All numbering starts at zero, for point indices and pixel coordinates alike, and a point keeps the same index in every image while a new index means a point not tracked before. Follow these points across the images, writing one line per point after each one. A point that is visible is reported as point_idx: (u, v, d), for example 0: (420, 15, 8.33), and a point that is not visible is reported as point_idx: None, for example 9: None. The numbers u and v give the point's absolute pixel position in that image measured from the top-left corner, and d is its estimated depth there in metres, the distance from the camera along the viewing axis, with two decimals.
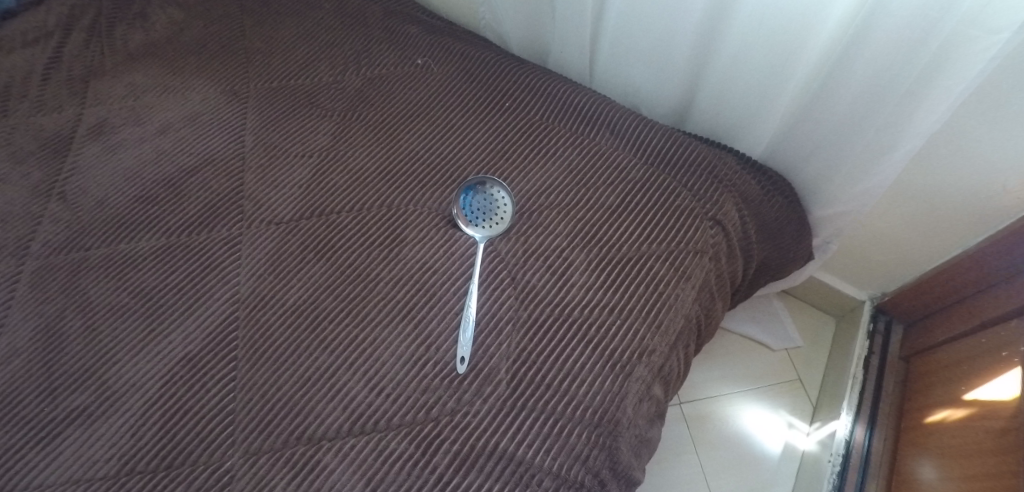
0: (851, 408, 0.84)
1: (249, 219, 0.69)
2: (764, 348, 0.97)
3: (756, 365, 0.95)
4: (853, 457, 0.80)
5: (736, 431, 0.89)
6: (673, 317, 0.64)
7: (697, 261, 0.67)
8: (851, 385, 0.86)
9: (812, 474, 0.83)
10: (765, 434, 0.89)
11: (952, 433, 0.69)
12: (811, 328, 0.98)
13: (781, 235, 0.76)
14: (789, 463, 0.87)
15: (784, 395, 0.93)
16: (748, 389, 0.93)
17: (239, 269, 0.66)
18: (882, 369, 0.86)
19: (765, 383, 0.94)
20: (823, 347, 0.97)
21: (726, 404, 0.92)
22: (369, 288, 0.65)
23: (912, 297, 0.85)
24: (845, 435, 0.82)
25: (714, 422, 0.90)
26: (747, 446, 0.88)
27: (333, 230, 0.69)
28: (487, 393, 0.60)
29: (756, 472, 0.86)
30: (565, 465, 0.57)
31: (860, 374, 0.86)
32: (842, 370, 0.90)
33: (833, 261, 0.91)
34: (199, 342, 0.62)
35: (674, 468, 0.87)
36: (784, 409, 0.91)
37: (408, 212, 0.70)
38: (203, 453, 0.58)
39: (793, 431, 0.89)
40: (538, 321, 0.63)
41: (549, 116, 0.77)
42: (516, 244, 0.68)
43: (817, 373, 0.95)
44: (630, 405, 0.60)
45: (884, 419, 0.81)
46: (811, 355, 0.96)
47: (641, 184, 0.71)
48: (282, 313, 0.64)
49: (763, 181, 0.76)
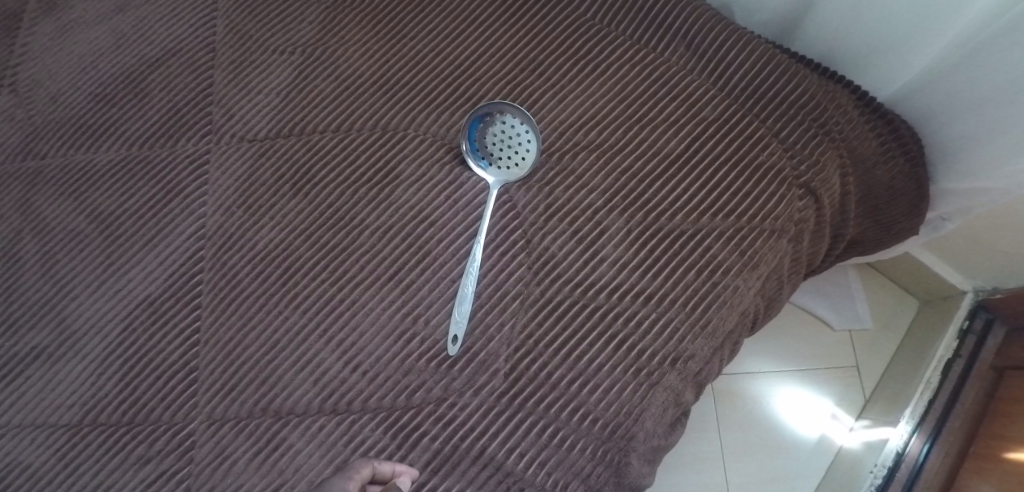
0: (911, 418, 0.71)
1: (218, 132, 0.59)
2: (824, 325, 0.83)
3: (808, 343, 0.82)
4: (900, 471, 0.69)
5: (769, 415, 0.79)
6: (724, 315, 0.51)
7: (773, 243, 0.51)
8: (920, 390, 0.72)
9: (844, 478, 0.73)
10: (800, 422, 0.79)
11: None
12: (886, 307, 0.83)
13: (886, 207, 0.59)
14: (822, 456, 0.77)
15: (836, 382, 0.80)
16: (793, 368, 0.81)
17: (205, 197, 0.57)
18: (965, 376, 0.70)
19: (815, 365, 0.81)
20: (897, 332, 0.81)
21: (764, 383, 0.81)
22: (353, 236, 0.54)
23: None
24: (897, 445, 0.71)
25: (745, 401, 0.80)
26: (778, 433, 0.78)
27: (315, 156, 0.57)
28: (480, 384, 0.50)
29: (781, 460, 0.77)
30: (560, 481, 0.49)
31: (935, 380, 0.72)
32: (915, 369, 0.75)
33: (940, 239, 0.72)
34: (161, 284, 0.55)
35: (690, 444, 0.79)
36: (831, 397, 0.80)
37: (406, 139, 0.57)
38: (164, 412, 0.52)
39: (834, 423, 0.78)
40: (552, 303, 0.51)
41: (599, 16, 0.58)
42: (537, 194, 0.54)
43: (881, 361, 0.81)
44: (650, 418, 0.50)
45: (951, 436, 0.68)
46: (878, 341, 0.81)
47: (715, 127, 0.54)
48: (253, 259, 0.54)
49: (884, 132, 0.56)
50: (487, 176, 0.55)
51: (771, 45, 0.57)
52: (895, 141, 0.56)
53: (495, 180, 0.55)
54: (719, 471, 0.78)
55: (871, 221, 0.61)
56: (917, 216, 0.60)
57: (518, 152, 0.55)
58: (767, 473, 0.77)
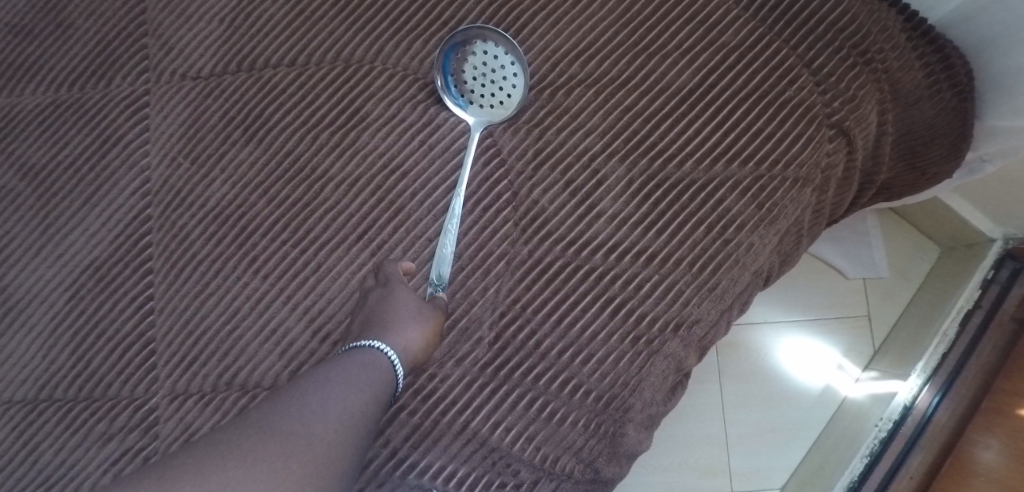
0: (923, 372, 0.68)
1: (157, 69, 0.51)
2: (836, 273, 0.77)
3: (818, 291, 0.76)
4: (905, 426, 0.65)
5: (772, 366, 0.75)
6: (736, 275, 0.45)
7: (796, 194, 0.45)
8: (936, 343, 0.68)
9: (848, 431, 0.70)
10: (804, 373, 0.75)
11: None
12: (904, 252, 0.76)
13: (924, 149, 0.52)
14: (824, 407, 0.74)
15: (844, 333, 0.76)
16: (800, 319, 0.76)
17: (148, 146, 0.50)
18: (983, 328, 0.65)
19: (823, 314, 0.76)
20: (914, 278, 0.75)
21: (768, 334, 0.76)
22: (316, 189, 0.48)
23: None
24: (906, 400, 0.67)
25: (748, 352, 0.76)
26: (781, 384, 0.75)
27: (269, 95, 0.49)
28: (462, 354, 0.46)
29: (784, 411, 0.75)
30: (550, 456, 0.45)
31: (951, 332, 0.67)
32: (931, 319, 0.70)
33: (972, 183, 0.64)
34: (107, 246, 0.49)
35: (689, 395, 0.76)
36: (837, 348, 0.75)
37: (372, 72, 0.49)
38: (123, 386, 0.47)
39: (839, 373, 0.75)
40: (542, 264, 0.46)
41: None
42: (525, 139, 0.47)
43: (895, 309, 0.75)
44: (650, 387, 0.45)
45: (961, 389, 0.63)
46: (893, 289, 0.76)
47: (732, 56, 0.46)
48: (206, 217, 0.48)
49: (931, 62, 0.47)
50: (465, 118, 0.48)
51: None
52: (943, 73, 0.47)
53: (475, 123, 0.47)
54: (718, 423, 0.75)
55: (903, 165, 0.54)
56: (961, 152, 0.52)
57: (501, 89, 0.48)
58: (767, 424, 0.75)
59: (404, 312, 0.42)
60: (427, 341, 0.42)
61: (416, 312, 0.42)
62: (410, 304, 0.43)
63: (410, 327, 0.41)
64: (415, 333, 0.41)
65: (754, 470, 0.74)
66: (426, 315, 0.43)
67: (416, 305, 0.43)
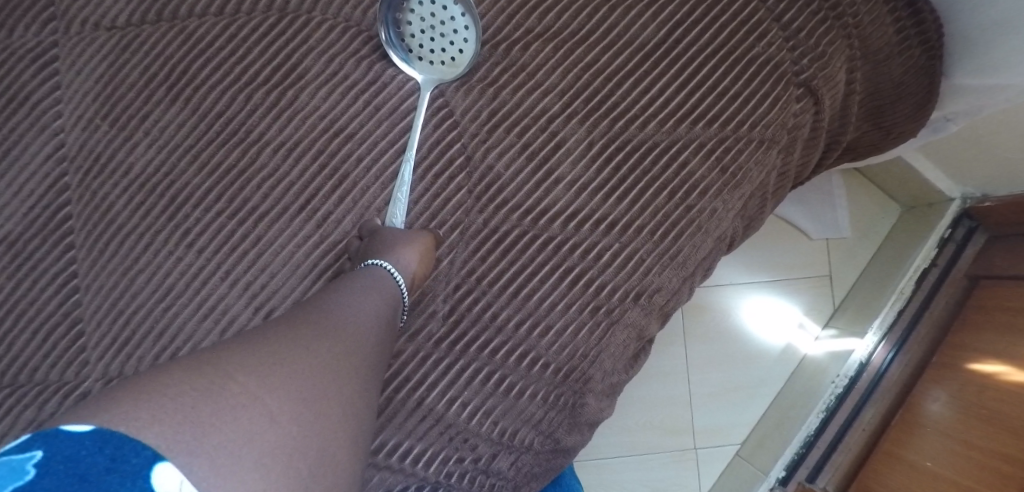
0: (878, 329, 0.69)
1: (65, 17, 0.45)
2: (799, 233, 0.76)
3: (781, 252, 0.76)
4: (861, 381, 0.68)
5: (735, 327, 0.76)
6: (698, 242, 0.43)
7: (760, 157, 0.43)
8: (892, 301, 0.69)
9: (807, 388, 0.72)
10: (766, 332, 0.76)
11: (991, 397, 0.54)
12: (866, 210, 0.76)
13: (890, 107, 0.50)
14: (784, 364, 0.75)
15: (806, 292, 0.76)
16: (763, 280, 0.76)
17: (60, 106, 0.45)
18: (938, 286, 0.67)
19: (786, 274, 0.76)
20: (874, 237, 0.76)
21: (731, 295, 0.76)
22: (252, 155, 0.44)
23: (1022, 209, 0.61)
24: (862, 356, 0.69)
25: (711, 314, 0.76)
26: (743, 344, 0.76)
27: (194, 48, 0.44)
28: (416, 330, 0.43)
29: (745, 369, 0.76)
30: (509, 430, 0.44)
31: (908, 290, 0.68)
32: (888, 277, 0.71)
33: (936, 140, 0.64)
34: (20, 217, 0.45)
35: (653, 357, 0.76)
36: (799, 307, 0.76)
37: (309, 24, 0.44)
38: (48, 370, 0.44)
39: (800, 332, 0.76)
40: (498, 234, 0.43)
41: None
42: (479, 99, 0.43)
43: (854, 268, 0.76)
44: (609, 358, 0.44)
45: (914, 345, 0.66)
46: (854, 249, 0.76)
47: (700, 9, 0.43)
48: (130, 185, 0.44)
49: (904, 17, 0.45)
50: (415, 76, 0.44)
51: None
52: (914, 30, 0.46)
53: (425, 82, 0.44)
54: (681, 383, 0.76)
55: (870, 125, 0.52)
56: (926, 110, 0.51)
57: (451, 43, 0.44)
58: (730, 382, 0.76)
59: (392, 238, 0.40)
60: (426, 257, 0.41)
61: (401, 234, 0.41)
62: (396, 232, 0.41)
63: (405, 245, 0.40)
64: (409, 253, 0.40)
65: (716, 427, 0.75)
66: (417, 235, 0.41)
67: (404, 231, 0.41)
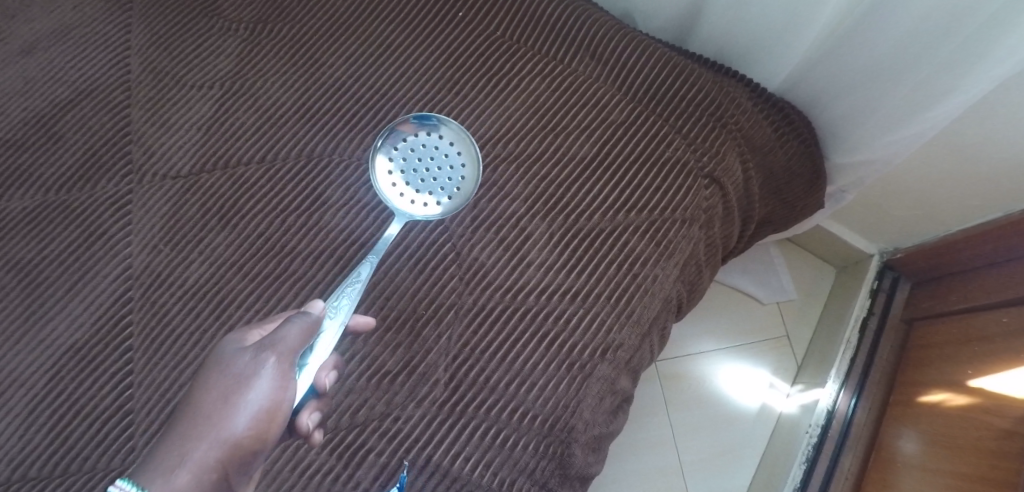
0: (837, 378, 0.77)
1: (139, 172, 0.58)
2: (753, 301, 0.87)
3: (741, 319, 0.86)
4: (833, 427, 0.74)
5: (712, 391, 0.83)
6: (646, 303, 0.54)
7: (686, 231, 0.56)
8: (842, 350, 0.78)
9: (787, 442, 0.78)
10: (742, 394, 0.83)
11: (948, 420, 0.63)
12: (808, 276, 0.88)
13: (788, 187, 0.65)
14: (763, 423, 0.82)
15: (770, 353, 0.85)
16: (730, 346, 0.85)
17: (130, 237, 0.56)
18: (881, 333, 0.77)
19: (749, 339, 0.85)
20: (818, 299, 0.87)
21: (704, 362, 0.84)
22: (285, 264, 0.55)
23: (927, 257, 0.73)
24: (828, 404, 0.76)
25: (689, 380, 0.83)
26: (723, 407, 0.82)
27: (239, 188, 0.57)
28: (422, 395, 0.51)
29: (729, 432, 0.81)
30: (507, 479, 0.50)
31: (854, 339, 0.78)
32: (834, 331, 0.81)
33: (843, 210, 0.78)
34: (88, 328, 0.54)
35: (641, 428, 0.82)
36: (767, 368, 0.84)
37: (330, 164, 0.57)
38: (101, 458, 0.50)
39: (772, 391, 0.83)
40: (485, 309, 0.53)
41: (510, 33, 0.61)
42: (463, 208, 0.56)
43: (808, 327, 0.86)
44: (587, 408, 0.52)
45: (873, 389, 0.74)
46: (804, 310, 0.87)
47: (623, 128, 0.58)
48: (183, 295, 0.54)
49: (776, 119, 0.62)
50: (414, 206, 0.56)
51: (666, 48, 0.62)
52: (788, 128, 0.62)
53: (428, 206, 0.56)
54: (670, 449, 0.81)
55: (778, 200, 0.65)
56: (817, 190, 0.66)
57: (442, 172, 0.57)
58: (717, 446, 0.81)
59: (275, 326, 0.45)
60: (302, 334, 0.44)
61: (245, 374, 0.37)
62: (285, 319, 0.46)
63: (250, 391, 0.36)
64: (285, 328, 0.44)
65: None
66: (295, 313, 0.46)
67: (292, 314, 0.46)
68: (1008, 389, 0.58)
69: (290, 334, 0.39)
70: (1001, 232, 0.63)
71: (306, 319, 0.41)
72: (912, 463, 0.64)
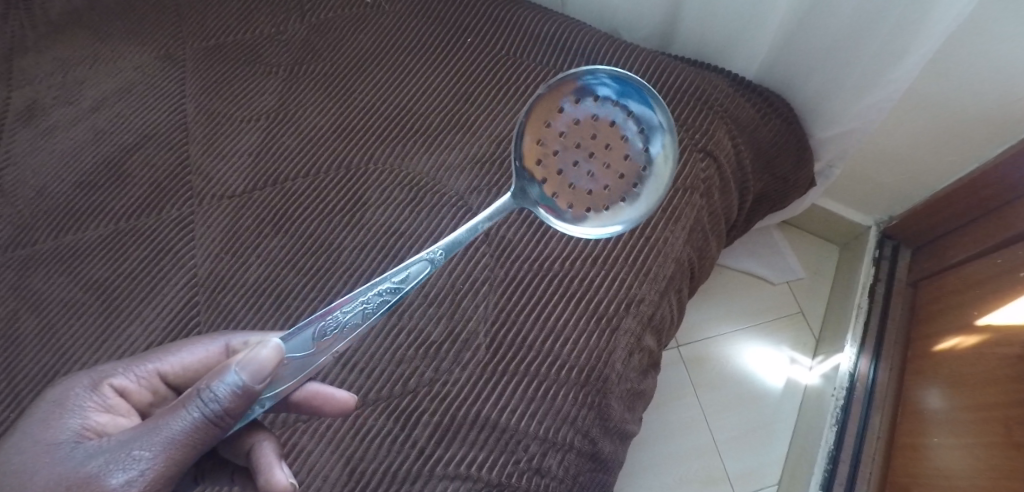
0: (854, 343, 0.85)
1: (199, 196, 0.66)
2: (766, 283, 0.99)
3: (758, 300, 0.97)
4: (857, 389, 0.81)
5: (738, 369, 0.92)
6: (662, 262, 0.59)
7: (688, 199, 0.62)
8: (856, 315, 0.87)
9: (815, 409, 0.86)
10: (766, 371, 0.92)
11: (964, 360, 0.67)
12: (813, 257, 1.00)
13: (777, 161, 0.72)
14: (790, 395, 0.91)
15: (787, 331, 0.95)
16: (750, 326, 0.96)
17: (194, 250, 0.63)
18: (888, 295, 0.86)
19: (767, 319, 0.96)
20: (825, 276, 0.99)
21: (728, 343, 0.94)
22: (333, 257, 0.61)
23: (924, 219, 0.83)
24: (850, 368, 0.83)
25: (714, 363, 0.93)
26: (750, 383, 0.91)
27: (288, 199, 0.64)
28: (466, 359, 0.56)
29: (757, 409, 0.90)
30: (552, 428, 0.54)
31: (865, 303, 0.87)
32: (846, 299, 0.91)
33: (835, 187, 0.90)
34: (160, 331, 0.60)
35: (675, 412, 0.91)
36: (786, 344, 0.94)
37: (368, 171, 0.65)
38: None
39: (795, 366, 0.92)
40: (517, 279, 0.59)
41: (514, 49, 0.70)
42: (488, 196, 0.63)
43: (819, 302, 0.97)
44: (618, 359, 0.56)
45: (890, 349, 0.81)
46: (813, 287, 0.98)
47: None
48: (244, 293, 0.60)
49: (757, 101, 0.70)
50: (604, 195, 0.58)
51: (656, 53, 0.70)
52: (768, 108, 0.70)
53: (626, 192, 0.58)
54: (703, 428, 0.89)
55: (769, 174, 0.73)
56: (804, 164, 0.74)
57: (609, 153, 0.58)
58: (749, 424, 0.89)
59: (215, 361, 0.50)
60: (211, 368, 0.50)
61: (118, 462, 0.40)
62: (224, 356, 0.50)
63: (120, 473, 0.40)
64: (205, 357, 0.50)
65: (748, 468, 0.87)
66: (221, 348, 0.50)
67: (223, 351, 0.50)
68: (1010, 318, 0.63)
69: (179, 434, 0.41)
70: (977, 184, 0.74)
71: (217, 409, 0.42)
72: (937, 408, 0.68)
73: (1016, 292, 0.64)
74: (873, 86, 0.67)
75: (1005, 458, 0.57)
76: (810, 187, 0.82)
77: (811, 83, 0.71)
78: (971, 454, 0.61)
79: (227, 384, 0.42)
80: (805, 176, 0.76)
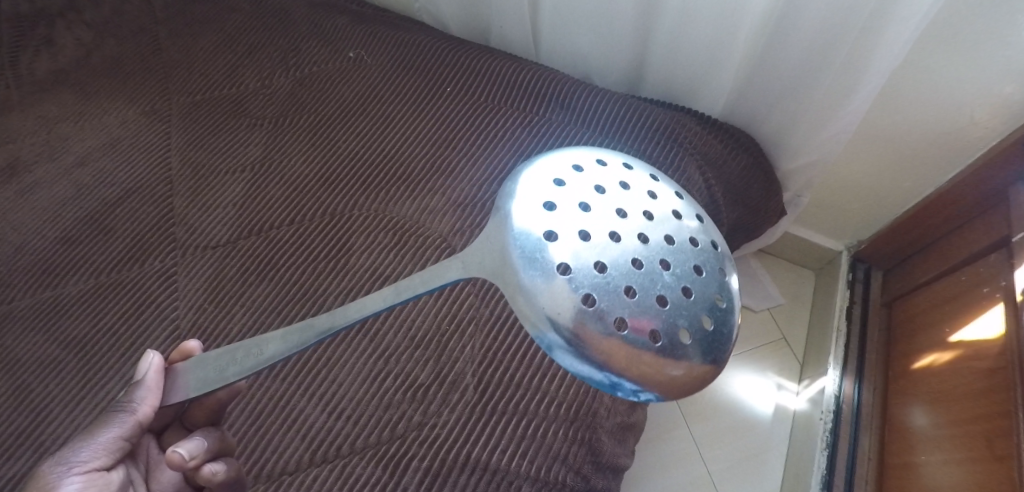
0: (837, 366, 0.86)
1: (182, 247, 0.66)
2: (747, 311, 1.00)
3: (741, 327, 0.99)
4: (843, 411, 0.82)
5: (727, 398, 0.93)
6: None
7: None
8: (836, 338, 0.88)
9: (806, 434, 0.86)
10: (755, 398, 0.93)
11: (942, 376, 0.69)
12: (791, 282, 1.03)
13: (747, 193, 0.75)
14: (781, 421, 0.91)
15: (772, 357, 0.96)
16: (735, 354, 0.97)
17: (177, 302, 0.62)
18: (865, 317, 0.89)
19: (752, 346, 0.97)
20: (803, 301, 1.01)
21: None
22: (318, 303, 0.61)
23: (890, 241, 0.87)
24: (834, 390, 0.84)
25: (703, 393, 0.93)
26: (739, 411, 0.92)
27: (273, 247, 0.65)
28: (455, 401, 0.56)
29: (749, 439, 0.90)
30: (543, 467, 0.53)
31: (844, 325, 0.89)
32: (824, 324, 0.93)
33: (806, 215, 0.93)
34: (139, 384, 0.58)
35: (667, 446, 0.90)
36: (771, 371, 0.95)
37: (351, 217, 0.66)
38: None
39: (782, 392, 0.93)
40: (502, 318, 0.59)
41: (491, 97, 0.73)
42: (472, 236, 0.64)
43: (800, 327, 0.99)
44: (606, 393, 0.57)
45: (872, 370, 0.83)
46: (793, 312, 1.00)
47: None
48: (227, 344, 0.60)
49: (724, 137, 0.74)
50: (558, 224, 0.37)
51: (626, 96, 0.74)
52: (734, 142, 0.74)
53: (596, 282, 0.35)
54: (697, 462, 0.89)
55: (741, 206, 0.76)
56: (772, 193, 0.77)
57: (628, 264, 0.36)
58: (741, 453, 0.89)
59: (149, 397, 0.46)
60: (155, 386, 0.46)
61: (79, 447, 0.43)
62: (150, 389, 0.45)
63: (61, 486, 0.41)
64: None
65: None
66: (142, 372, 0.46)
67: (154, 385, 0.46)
68: (982, 332, 0.66)
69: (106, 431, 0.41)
70: (936, 205, 0.78)
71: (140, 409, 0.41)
72: (921, 426, 0.70)
73: (986, 307, 0.67)
74: (826, 120, 0.72)
75: (987, 471, 0.58)
76: (781, 216, 0.84)
77: (775, 118, 0.75)
78: (958, 471, 0.62)
79: (148, 386, 0.41)
80: (776, 206, 0.79)
